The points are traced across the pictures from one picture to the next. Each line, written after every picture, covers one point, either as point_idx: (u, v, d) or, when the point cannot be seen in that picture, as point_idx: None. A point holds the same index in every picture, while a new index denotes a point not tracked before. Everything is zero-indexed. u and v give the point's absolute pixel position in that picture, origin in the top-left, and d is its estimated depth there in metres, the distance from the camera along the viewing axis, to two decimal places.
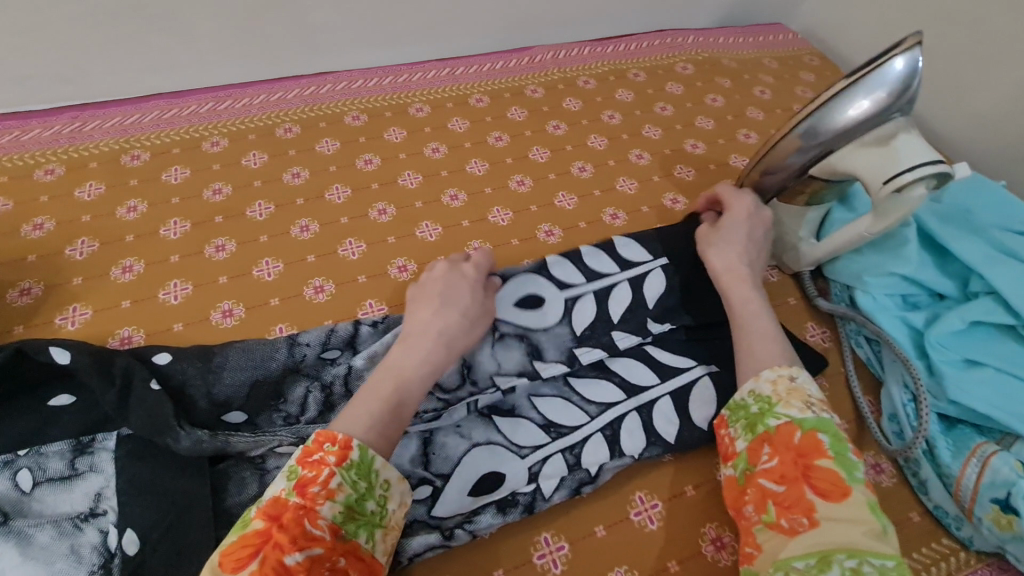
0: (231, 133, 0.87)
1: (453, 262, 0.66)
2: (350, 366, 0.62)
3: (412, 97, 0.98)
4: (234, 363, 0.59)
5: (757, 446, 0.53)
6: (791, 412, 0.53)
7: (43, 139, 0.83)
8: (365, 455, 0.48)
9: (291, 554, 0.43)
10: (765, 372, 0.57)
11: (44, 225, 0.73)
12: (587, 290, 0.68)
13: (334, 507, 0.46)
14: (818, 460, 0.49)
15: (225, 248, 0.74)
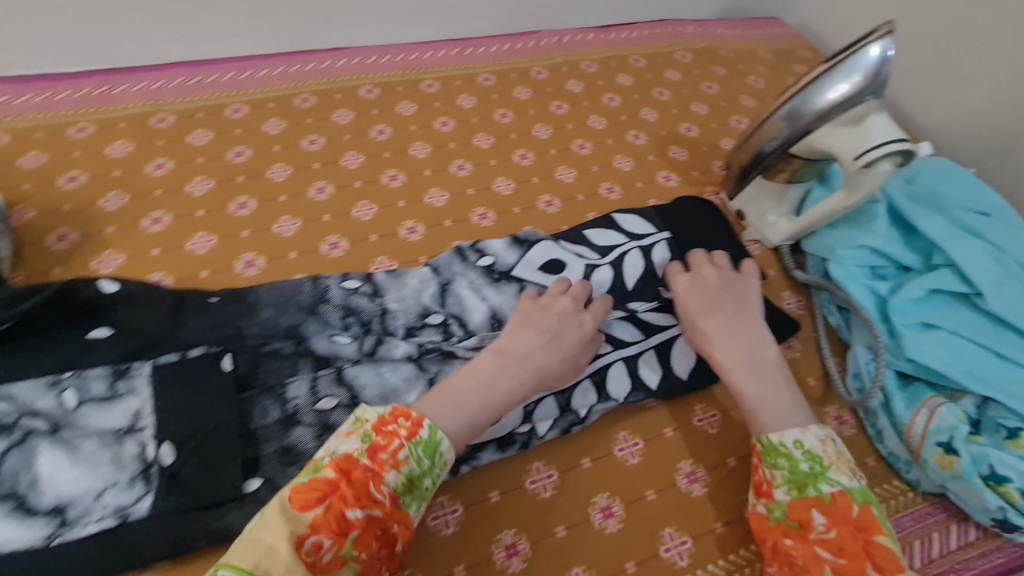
0: (252, 102, 0.93)
1: (575, 306, 0.67)
2: (384, 307, 0.70)
3: (423, 74, 1.03)
4: (268, 300, 0.67)
5: (808, 508, 0.55)
6: (842, 480, 0.56)
7: (73, 100, 0.88)
8: (434, 438, 0.53)
9: (354, 510, 0.48)
10: (814, 428, 0.59)
11: (78, 178, 0.78)
12: (603, 263, 0.77)
13: (397, 477, 0.51)
14: (879, 538, 0.52)
15: (247, 205, 0.79)
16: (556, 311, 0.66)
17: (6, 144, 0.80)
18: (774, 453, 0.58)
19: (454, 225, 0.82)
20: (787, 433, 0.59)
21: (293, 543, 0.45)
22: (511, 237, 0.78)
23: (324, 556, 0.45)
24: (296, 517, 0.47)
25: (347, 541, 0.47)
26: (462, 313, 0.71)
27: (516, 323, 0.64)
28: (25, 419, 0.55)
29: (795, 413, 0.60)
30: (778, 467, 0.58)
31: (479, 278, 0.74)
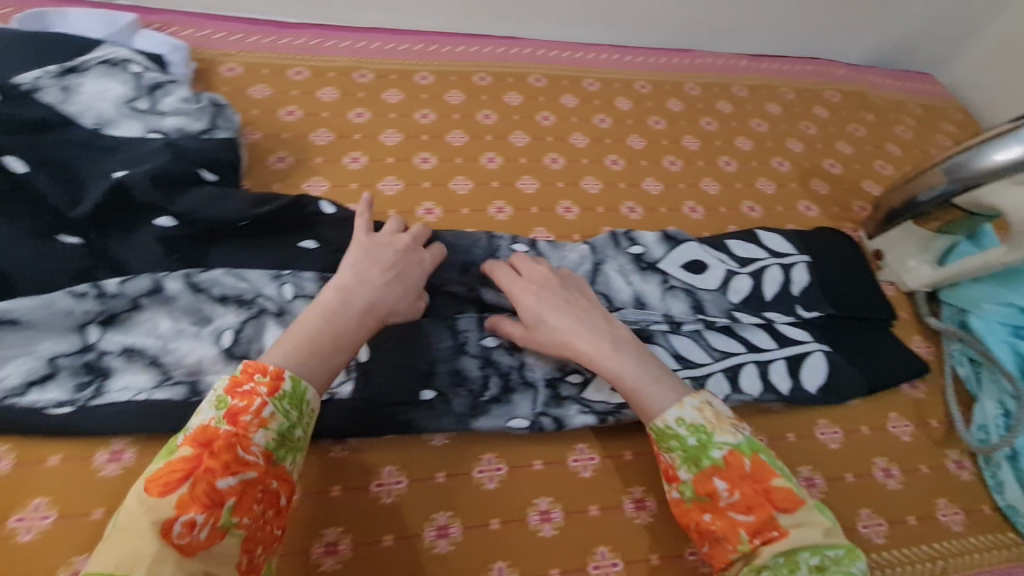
0: (437, 72, 1.03)
1: (412, 245, 0.67)
2: None
3: (586, 72, 1.11)
4: (448, 243, 0.75)
5: (710, 478, 0.55)
6: (727, 440, 0.56)
7: (293, 46, 1.00)
8: (298, 387, 0.52)
9: (224, 479, 0.45)
10: (687, 400, 0.58)
11: (294, 112, 0.91)
12: (743, 272, 0.81)
13: (266, 434, 0.49)
14: (773, 481, 0.54)
15: (429, 161, 0.89)
16: (396, 247, 0.65)
17: (240, 74, 0.94)
18: (665, 437, 0.57)
19: (605, 212, 0.89)
20: (667, 415, 0.58)
21: (159, 534, 0.42)
22: (662, 234, 0.83)
23: (202, 533, 0.43)
24: (156, 504, 0.43)
25: (224, 511, 0.45)
26: (609, 292, 0.77)
27: (363, 263, 0.63)
28: (260, 299, 0.65)
29: (669, 392, 0.59)
30: (673, 449, 0.57)
31: (628, 264, 0.79)
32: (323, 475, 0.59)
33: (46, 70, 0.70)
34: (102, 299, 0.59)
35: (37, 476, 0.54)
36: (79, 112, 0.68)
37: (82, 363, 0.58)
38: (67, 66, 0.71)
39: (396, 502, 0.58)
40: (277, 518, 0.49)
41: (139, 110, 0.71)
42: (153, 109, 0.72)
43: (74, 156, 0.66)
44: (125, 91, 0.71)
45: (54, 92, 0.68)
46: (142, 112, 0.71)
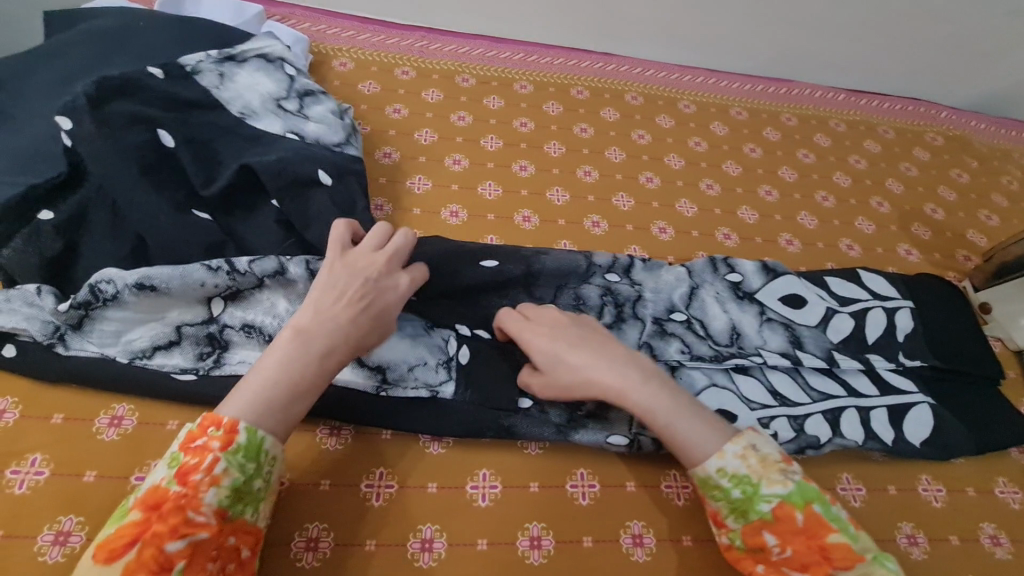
0: (536, 83, 1.04)
1: (389, 264, 0.59)
2: (639, 294, 0.74)
3: (682, 94, 1.10)
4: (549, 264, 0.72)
5: (758, 532, 0.52)
6: (776, 490, 0.52)
7: (400, 46, 1.03)
8: (254, 438, 0.48)
9: (172, 542, 0.43)
10: (730, 446, 0.54)
11: (400, 110, 0.93)
12: (844, 311, 0.78)
13: (219, 491, 0.46)
14: (829, 537, 0.50)
15: (527, 169, 0.90)
16: (363, 271, 0.57)
17: (352, 70, 0.97)
18: (708, 487, 0.54)
19: (699, 236, 0.88)
20: (704, 464, 0.54)
21: None
22: (761, 263, 0.80)
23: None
24: (104, 569, 0.42)
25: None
26: (704, 318, 0.75)
27: (327, 291, 0.56)
28: None
29: (711, 433, 0.55)
30: (717, 499, 0.54)
31: (724, 292, 0.77)
32: (421, 470, 0.59)
33: (206, 54, 0.74)
34: (231, 275, 0.60)
35: (158, 438, 0.56)
36: (226, 96, 0.72)
37: (205, 334, 0.59)
38: (226, 53, 0.75)
39: (492, 506, 0.58)
40: (241, 570, 0.48)
41: (281, 107, 0.75)
42: (295, 109, 0.75)
43: (216, 136, 0.68)
44: (274, 87, 0.76)
45: (209, 75, 0.72)
46: (283, 110, 0.74)
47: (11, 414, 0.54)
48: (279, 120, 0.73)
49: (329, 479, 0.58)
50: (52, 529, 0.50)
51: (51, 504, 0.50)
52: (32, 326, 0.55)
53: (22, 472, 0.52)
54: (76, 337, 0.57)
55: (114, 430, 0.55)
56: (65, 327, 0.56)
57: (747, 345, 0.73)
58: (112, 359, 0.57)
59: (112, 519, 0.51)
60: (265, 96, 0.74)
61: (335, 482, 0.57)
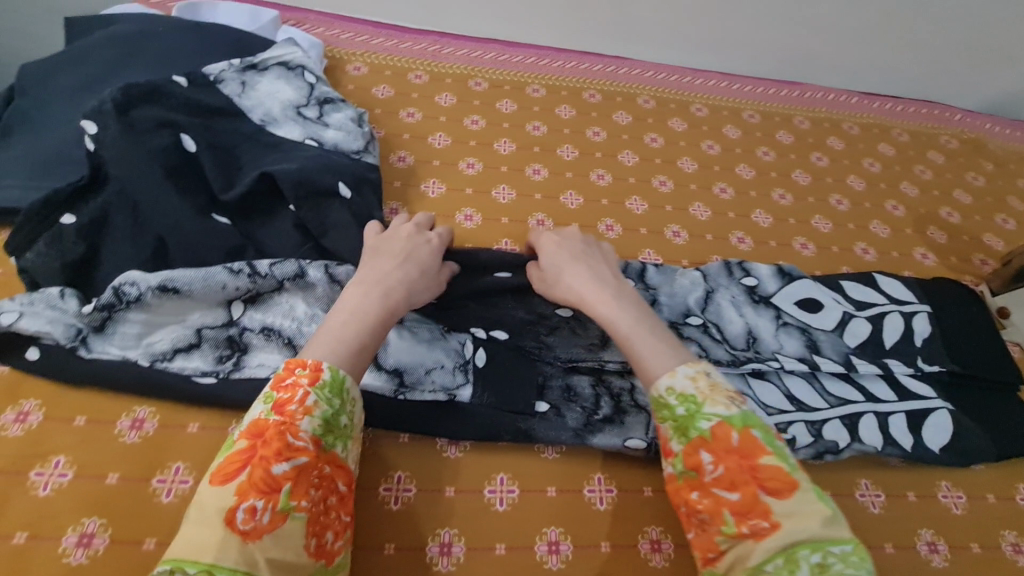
0: (549, 86, 1.04)
1: (417, 228, 0.65)
2: (652, 297, 0.75)
3: (694, 97, 1.10)
4: None
5: (696, 451, 0.51)
6: (719, 411, 0.51)
7: (413, 50, 1.03)
8: (338, 375, 0.50)
9: (278, 464, 0.45)
10: (681, 368, 0.54)
11: (414, 114, 0.94)
12: (860, 315, 0.77)
13: (313, 421, 0.47)
14: (762, 459, 0.49)
15: (541, 172, 0.90)
16: (401, 236, 0.63)
17: (366, 74, 0.98)
18: (656, 406, 0.54)
19: (714, 239, 0.87)
20: (657, 381, 0.55)
21: (224, 521, 0.42)
22: (776, 268, 0.80)
23: (263, 517, 0.42)
24: (218, 493, 0.43)
25: (283, 495, 0.44)
26: (720, 322, 0.75)
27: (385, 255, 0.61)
28: None
29: (670, 354, 0.56)
30: (664, 419, 0.54)
31: (739, 296, 0.77)
32: (439, 473, 0.59)
33: (231, 64, 0.75)
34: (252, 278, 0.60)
35: (179, 440, 0.56)
36: (248, 104, 0.73)
37: (224, 336, 0.60)
38: (248, 61, 0.76)
39: (509, 510, 0.58)
40: (340, 504, 0.48)
41: (301, 115, 0.75)
42: (315, 117, 0.76)
43: (238, 143, 0.69)
44: (295, 94, 0.76)
45: (232, 83, 0.73)
46: (303, 118, 0.75)
47: (34, 416, 0.55)
48: (299, 128, 0.74)
49: (348, 482, 0.58)
50: (75, 531, 0.50)
51: (75, 506, 0.51)
52: (55, 329, 0.56)
53: (46, 474, 0.52)
54: (98, 339, 0.57)
55: (136, 433, 0.56)
56: (87, 330, 0.57)
57: (764, 350, 0.73)
58: (133, 361, 0.57)
59: (134, 521, 0.51)
60: (286, 103, 0.75)
61: (354, 486, 0.58)
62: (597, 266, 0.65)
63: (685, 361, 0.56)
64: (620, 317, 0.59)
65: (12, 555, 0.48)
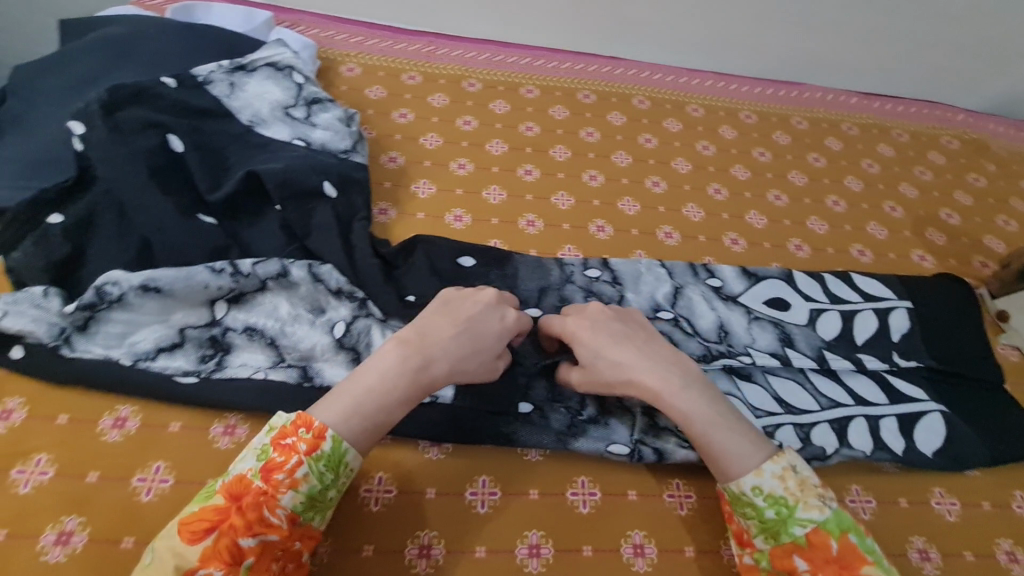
0: (543, 86, 1.04)
1: (498, 300, 0.62)
2: (622, 295, 0.75)
3: (690, 98, 1.09)
4: (521, 265, 0.75)
5: (788, 555, 0.50)
6: (813, 516, 0.50)
7: (407, 51, 1.04)
8: (338, 450, 0.49)
9: (245, 537, 0.45)
10: (766, 464, 0.53)
11: (407, 115, 0.94)
12: (831, 311, 0.78)
13: (295, 497, 0.47)
14: (863, 570, 0.47)
15: (532, 173, 0.90)
16: (477, 303, 0.61)
17: (359, 75, 0.98)
18: (741, 503, 0.53)
19: (706, 241, 0.86)
20: (742, 478, 0.53)
21: None
22: (741, 269, 0.81)
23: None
24: (180, 550, 0.44)
25: (243, 569, 0.44)
26: (692, 316, 0.74)
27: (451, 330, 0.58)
28: (364, 299, 0.66)
29: (748, 452, 0.54)
30: (749, 517, 0.53)
31: (708, 292, 0.77)
32: (420, 475, 0.59)
33: (220, 65, 0.76)
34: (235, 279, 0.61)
35: (159, 439, 0.56)
36: (235, 106, 0.73)
37: (207, 336, 0.60)
38: (237, 62, 0.76)
39: (490, 513, 0.57)
40: (298, 570, 0.49)
41: (289, 115, 0.75)
42: (303, 117, 0.76)
43: (227, 144, 0.70)
44: (282, 95, 0.76)
45: (219, 85, 0.74)
46: (291, 118, 0.75)
47: (18, 414, 0.55)
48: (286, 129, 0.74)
49: None
50: (55, 529, 0.50)
51: (55, 505, 0.51)
52: (38, 328, 0.56)
53: (28, 472, 0.52)
54: (82, 339, 0.57)
55: (117, 432, 0.56)
56: (70, 329, 0.57)
57: (736, 343, 0.72)
58: (116, 359, 0.57)
59: (113, 520, 0.51)
60: (274, 105, 0.75)
61: None
62: (653, 346, 0.60)
63: (762, 453, 0.54)
64: (696, 407, 0.56)
65: None
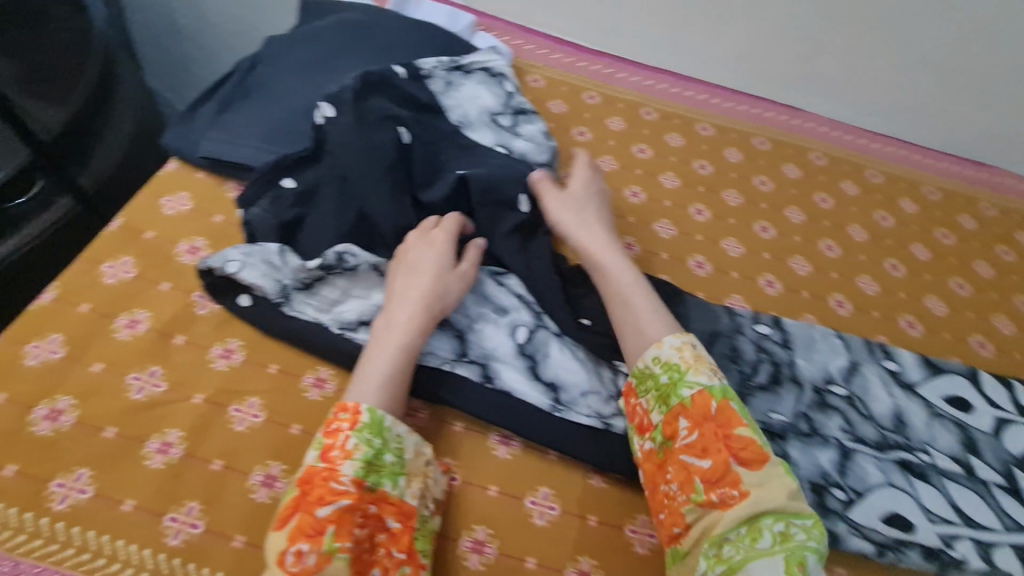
0: (719, 126, 1.02)
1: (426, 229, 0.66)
2: (793, 360, 0.71)
3: (869, 162, 1.04)
4: (691, 308, 0.73)
5: (675, 418, 0.56)
6: (700, 380, 0.57)
7: (589, 70, 1.05)
8: (376, 417, 0.53)
9: (321, 508, 0.48)
10: (669, 340, 0.60)
11: (585, 133, 0.95)
12: (1022, 424, 0.71)
13: (354, 464, 0.50)
14: (736, 429, 0.55)
15: (703, 213, 0.88)
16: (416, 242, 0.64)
17: (543, 86, 1.00)
18: (643, 377, 0.60)
19: (881, 317, 0.82)
20: (645, 353, 0.60)
21: (276, 565, 0.46)
22: (921, 357, 0.75)
23: (308, 560, 0.46)
24: (275, 538, 0.47)
25: (328, 537, 0.47)
26: (866, 397, 0.70)
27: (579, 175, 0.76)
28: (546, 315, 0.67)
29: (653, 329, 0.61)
30: (648, 390, 0.59)
31: (884, 375, 0.72)
32: (585, 500, 0.59)
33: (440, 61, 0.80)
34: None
35: None
36: (449, 101, 0.77)
37: None
38: (457, 62, 0.80)
39: (649, 556, 0.57)
40: (393, 540, 0.50)
41: (494, 121, 0.79)
42: (508, 125, 0.79)
43: (439, 142, 0.72)
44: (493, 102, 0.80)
45: (439, 82, 0.78)
46: (496, 124, 0.79)
47: (238, 355, 0.60)
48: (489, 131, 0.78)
49: (499, 486, 0.58)
50: (262, 471, 0.54)
51: (263, 447, 0.55)
52: (268, 282, 0.61)
53: (242, 412, 0.57)
54: (300, 298, 0.63)
55: (317, 392, 0.60)
56: (293, 288, 0.62)
57: (914, 438, 0.68)
58: (326, 324, 0.62)
59: None
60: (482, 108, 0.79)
61: (504, 491, 0.58)
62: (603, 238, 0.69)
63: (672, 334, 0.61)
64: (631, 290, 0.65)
65: (209, 479, 0.53)
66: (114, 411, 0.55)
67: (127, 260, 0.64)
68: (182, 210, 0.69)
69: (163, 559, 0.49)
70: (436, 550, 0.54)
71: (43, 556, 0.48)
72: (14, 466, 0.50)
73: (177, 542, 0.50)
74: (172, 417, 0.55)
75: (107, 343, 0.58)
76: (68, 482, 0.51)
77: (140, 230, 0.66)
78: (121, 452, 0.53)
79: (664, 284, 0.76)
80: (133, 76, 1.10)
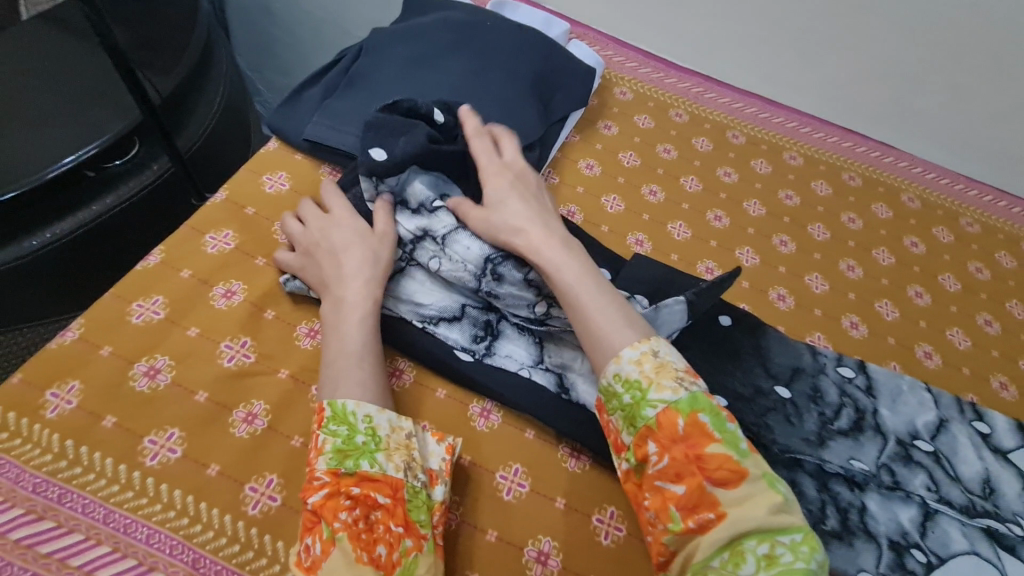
0: (807, 156, 0.99)
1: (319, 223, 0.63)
2: (876, 409, 0.68)
3: (965, 210, 0.99)
4: (771, 343, 0.71)
5: (644, 441, 0.48)
6: (665, 396, 0.48)
7: (678, 87, 1.04)
8: (337, 406, 0.52)
9: (310, 501, 0.48)
10: (626, 352, 0.51)
11: (670, 151, 0.93)
12: None
13: (325, 457, 0.50)
14: (707, 447, 0.45)
15: (787, 245, 0.86)
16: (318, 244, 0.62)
17: (631, 99, 0.99)
18: (605, 396, 0.51)
19: (971, 375, 0.77)
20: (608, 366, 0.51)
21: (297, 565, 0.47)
22: (1017, 424, 0.70)
23: (315, 550, 0.46)
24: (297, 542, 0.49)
25: (323, 525, 0.47)
26: (953, 457, 0.66)
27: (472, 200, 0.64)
28: None
29: (620, 326, 0.53)
30: (616, 410, 0.50)
31: (973, 437, 0.67)
32: None
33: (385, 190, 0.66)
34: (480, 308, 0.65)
35: (432, 403, 0.61)
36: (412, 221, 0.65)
37: (483, 319, 0.64)
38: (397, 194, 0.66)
39: None
40: (391, 515, 0.48)
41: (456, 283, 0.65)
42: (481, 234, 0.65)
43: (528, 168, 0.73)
44: (452, 241, 0.62)
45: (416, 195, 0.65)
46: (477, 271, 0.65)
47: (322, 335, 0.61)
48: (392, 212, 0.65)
49: (564, 497, 0.58)
50: None
51: None
52: None
53: None
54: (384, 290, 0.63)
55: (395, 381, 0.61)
56: None
57: (1003, 508, 0.62)
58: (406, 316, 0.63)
59: None
60: (426, 246, 0.63)
61: (569, 504, 0.57)
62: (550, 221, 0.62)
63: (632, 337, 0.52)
64: (594, 295, 0.55)
65: (290, 454, 0.54)
66: (206, 377, 0.56)
67: (227, 232, 0.66)
68: (281, 190, 0.71)
69: (241, 527, 0.50)
70: (501, 554, 0.54)
71: (133, 507, 0.49)
72: (114, 417, 0.52)
73: (255, 512, 0.51)
74: (259, 389, 0.57)
75: (205, 309, 0.60)
76: (160, 440, 0.52)
77: (241, 204, 0.69)
78: (210, 416, 0.54)
79: (745, 314, 0.73)
80: (228, 55, 1.14)
